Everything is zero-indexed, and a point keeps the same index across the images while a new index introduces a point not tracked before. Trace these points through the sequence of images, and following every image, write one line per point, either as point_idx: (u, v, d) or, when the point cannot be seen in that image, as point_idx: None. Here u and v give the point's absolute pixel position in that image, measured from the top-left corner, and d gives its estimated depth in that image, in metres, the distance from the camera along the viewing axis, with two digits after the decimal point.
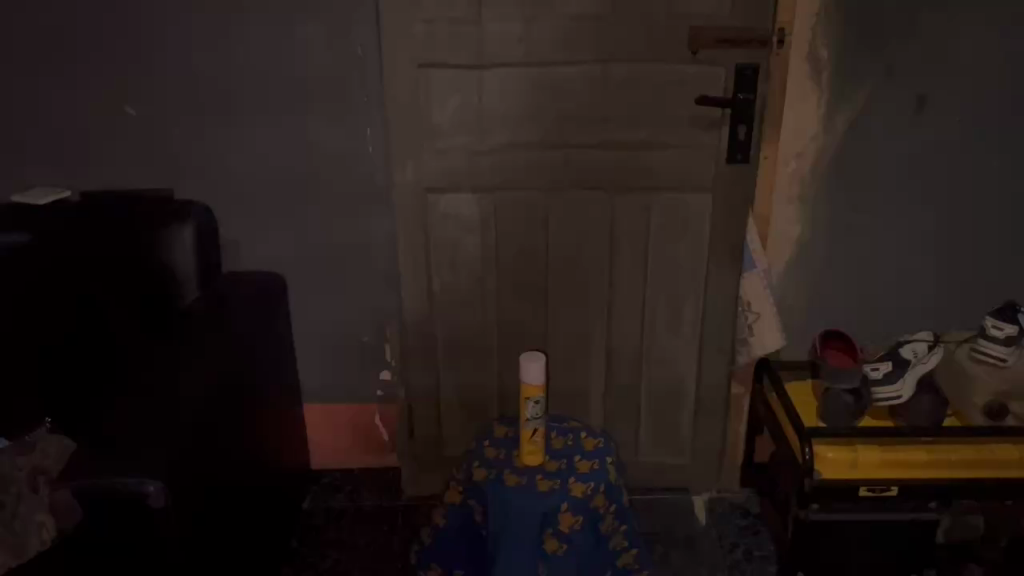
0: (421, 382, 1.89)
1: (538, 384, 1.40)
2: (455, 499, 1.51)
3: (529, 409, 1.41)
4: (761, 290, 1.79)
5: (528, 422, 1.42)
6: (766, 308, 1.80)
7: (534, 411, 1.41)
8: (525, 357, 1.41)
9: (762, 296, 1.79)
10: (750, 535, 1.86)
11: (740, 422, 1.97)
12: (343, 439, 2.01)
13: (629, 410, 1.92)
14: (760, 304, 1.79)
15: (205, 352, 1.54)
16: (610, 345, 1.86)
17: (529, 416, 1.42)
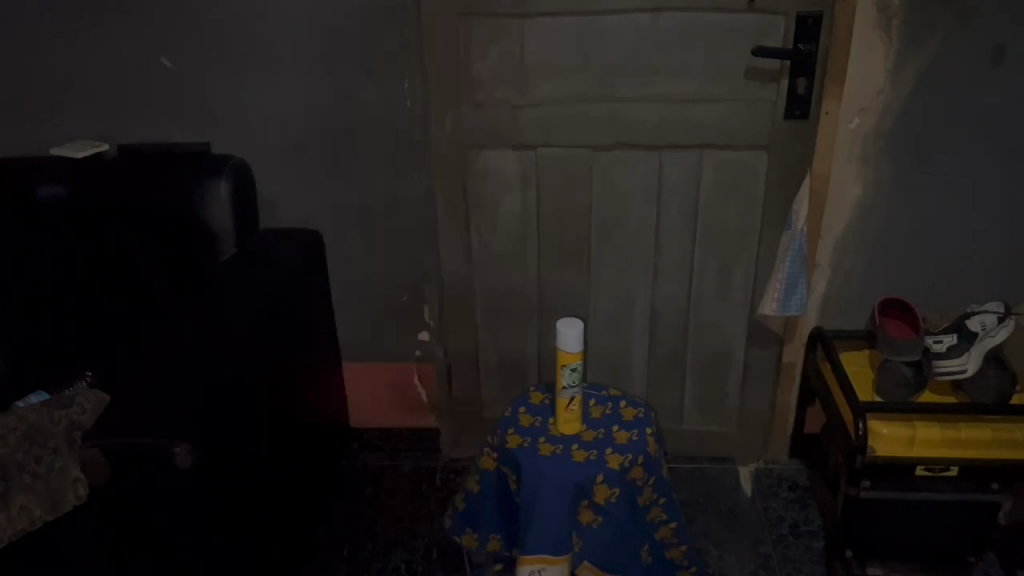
0: (459, 342, 1.86)
1: (575, 352, 1.35)
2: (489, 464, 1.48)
3: (566, 377, 1.37)
4: (783, 255, 1.67)
5: (565, 389, 1.38)
6: (777, 275, 1.69)
7: (570, 378, 1.37)
8: (561, 327, 1.34)
9: (782, 259, 1.68)
10: (798, 508, 1.79)
11: (790, 394, 1.85)
12: (382, 399, 1.98)
13: (673, 376, 1.86)
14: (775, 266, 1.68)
15: (240, 310, 1.52)
16: (654, 309, 1.79)
17: (566, 383, 1.37)
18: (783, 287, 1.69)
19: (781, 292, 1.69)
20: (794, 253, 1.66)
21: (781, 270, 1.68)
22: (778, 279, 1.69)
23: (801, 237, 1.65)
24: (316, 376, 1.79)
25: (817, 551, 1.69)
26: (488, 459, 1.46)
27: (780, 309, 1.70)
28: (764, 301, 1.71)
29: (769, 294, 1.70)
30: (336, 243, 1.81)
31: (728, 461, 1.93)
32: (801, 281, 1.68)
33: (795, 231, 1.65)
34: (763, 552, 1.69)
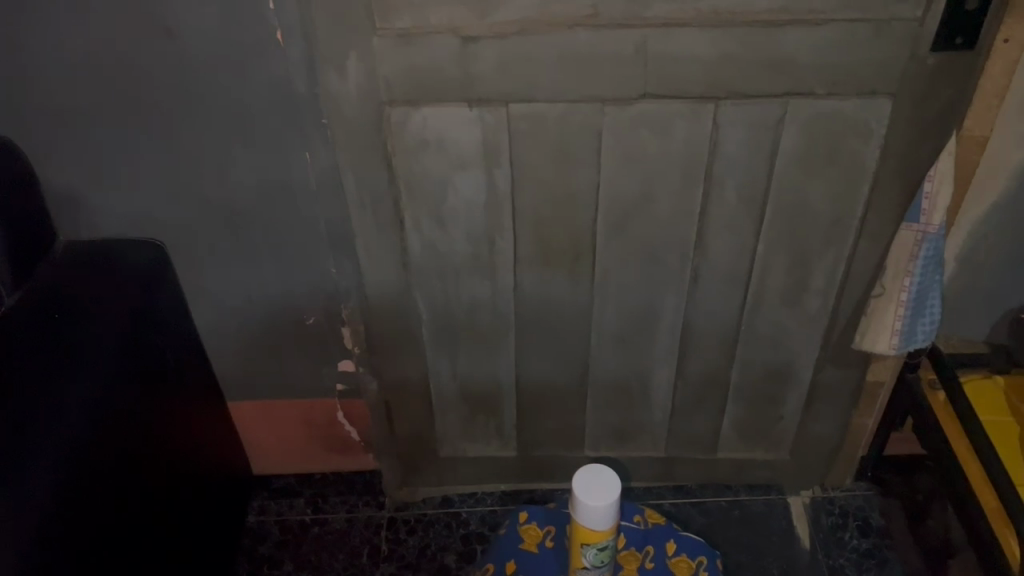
0: (399, 372, 1.26)
1: (603, 530, 0.79)
2: None
3: (590, 561, 0.83)
4: (907, 261, 1.07)
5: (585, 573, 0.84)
6: (897, 294, 1.10)
7: (594, 559, 0.82)
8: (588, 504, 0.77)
9: (904, 270, 1.08)
10: (874, 569, 1.32)
11: (870, 417, 1.31)
12: (296, 440, 1.40)
13: (709, 401, 1.30)
14: (898, 283, 1.09)
15: (32, 414, 0.87)
16: (687, 323, 1.20)
17: (587, 565, 0.83)
18: (910, 307, 1.10)
19: (908, 314, 1.11)
20: (927, 259, 1.06)
21: (906, 284, 1.09)
22: (900, 299, 1.10)
23: (938, 233, 1.04)
24: (196, 447, 1.21)
25: None
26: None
27: (903, 343, 1.12)
28: (881, 333, 1.12)
29: (887, 323, 1.12)
30: (189, 249, 1.14)
31: (772, 489, 1.44)
32: (933, 294, 1.10)
33: (930, 227, 1.04)
34: None
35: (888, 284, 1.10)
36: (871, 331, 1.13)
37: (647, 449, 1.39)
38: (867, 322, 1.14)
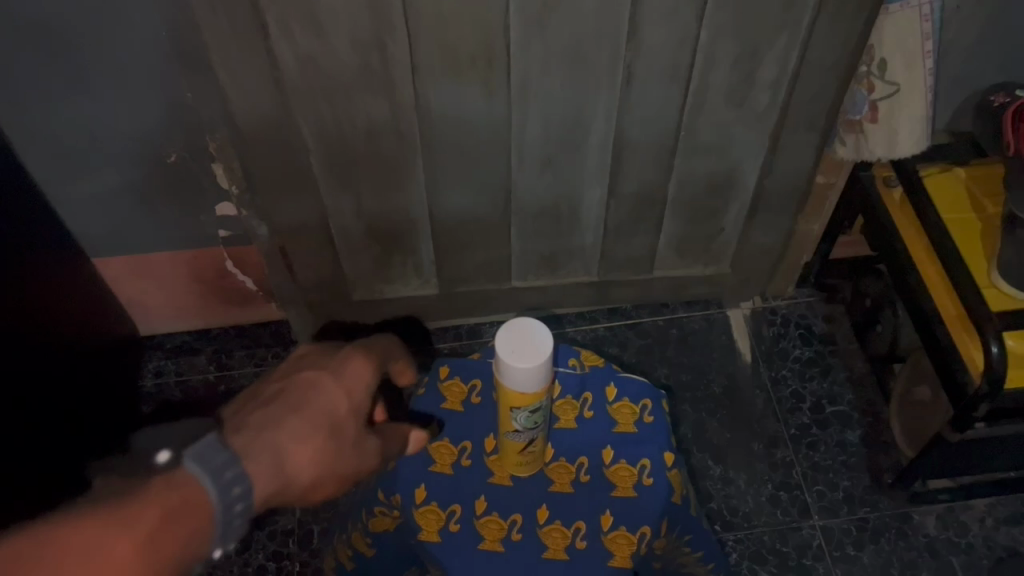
0: (291, 213, 1.07)
1: (531, 393, 0.70)
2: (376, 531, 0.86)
3: (522, 425, 0.76)
4: (924, 42, 0.93)
5: (517, 436, 0.78)
6: (924, 82, 0.96)
7: (527, 422, 0.75)
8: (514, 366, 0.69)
9: (923, 53, 0.94)
10: (819, 378, 1.27)
11: (816, 222, 1.21)
12: (183, 295, 1.22)
13: (647, 219, 1.17)
14: (919, 73, 0.95)
15: None
16: (620, 132, 1.03)
17: (518, 428, 0.76)
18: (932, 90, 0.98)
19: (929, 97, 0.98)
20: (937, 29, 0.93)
21: (929, 66, 0.95)
22: (927, 85, 0.96)
23: None
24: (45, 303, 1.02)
25: (854, 451, 1.20)
26: (385, 530, 0.85)
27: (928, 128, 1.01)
28: (917, 135, 1.00)
29: (918, 120, 0.99)
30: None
31: (712, 304, 1.36)
32: None
33: None
34: (779, 462, 1.20)
35: (904, 78, 0.96)
36: (903, 136, 1.00)
37: (580, 274, 1.27)
38: (896, 130, 1.00)
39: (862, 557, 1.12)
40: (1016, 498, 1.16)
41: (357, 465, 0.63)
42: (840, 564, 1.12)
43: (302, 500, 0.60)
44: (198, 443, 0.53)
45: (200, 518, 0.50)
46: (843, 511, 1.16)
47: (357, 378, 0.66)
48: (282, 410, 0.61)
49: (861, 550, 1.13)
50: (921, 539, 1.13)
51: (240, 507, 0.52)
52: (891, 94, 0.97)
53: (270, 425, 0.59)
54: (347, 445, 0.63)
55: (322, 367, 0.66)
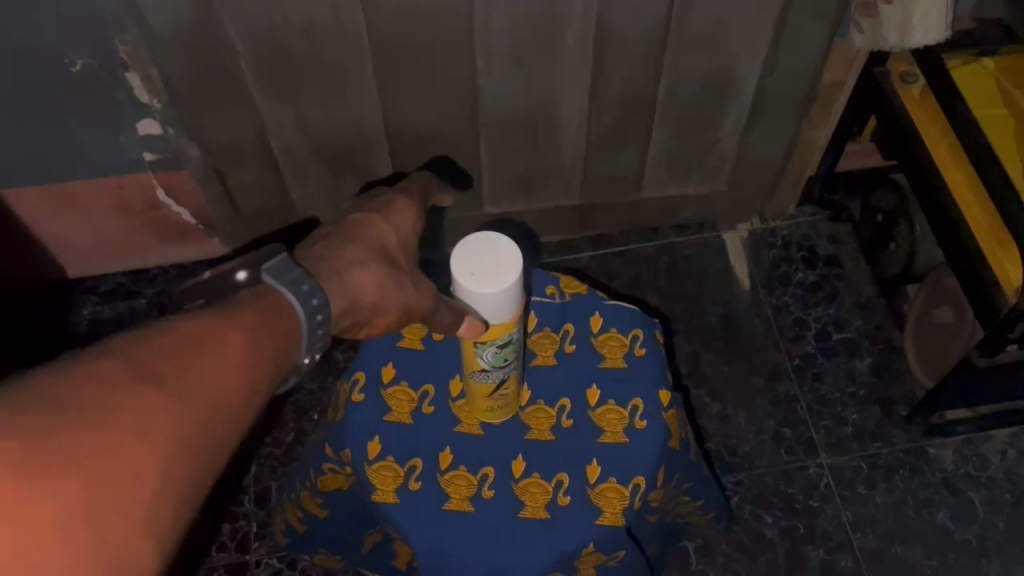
0: (224, 130, 0.93)
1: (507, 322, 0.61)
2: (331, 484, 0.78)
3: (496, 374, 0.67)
4: None
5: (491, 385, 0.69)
6: None
7: (495, 360, 0.65)
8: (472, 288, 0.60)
9: None
10: (824, 304, 1.16)
11: (822, 129, 1.08)
12: (113, 229, 1.09)
13: (633, 129, 1.03)
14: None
15: None
16: (603, 29, 0.88)
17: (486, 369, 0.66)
18: None
19: None
20: None
21: None
22: None
23: None
24: None
25: (863, 382, 1.10)
26: (344, 490, 0.78)
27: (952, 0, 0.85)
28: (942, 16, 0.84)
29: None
30: None
31: (705, 227, 1.23)
32: None
33: None
34: (782, 396, 1.09)
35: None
36: (928, 23, 0.85)
37: (559, 198, 1.14)
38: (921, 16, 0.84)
39: (874, 497, 1.02)
40: None
41: (415, 296, 0.58)
42: (850, 505, 1.02)
43: (368, 327, 0.57)
44: (270, 257, 0.50)
45: (282, 319, 0.48)
46: (853, 447, 1.05)
47: (402, 218, 0.65)
48: (334, 241, 0.58)
49: (873, 488, 1.03)
50: (938, 475, 1.03)
51: (320, 317, 0.50)
52: None
53: (331, 254, 0.56)
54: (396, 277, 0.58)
55: (367, 216, 0.63)
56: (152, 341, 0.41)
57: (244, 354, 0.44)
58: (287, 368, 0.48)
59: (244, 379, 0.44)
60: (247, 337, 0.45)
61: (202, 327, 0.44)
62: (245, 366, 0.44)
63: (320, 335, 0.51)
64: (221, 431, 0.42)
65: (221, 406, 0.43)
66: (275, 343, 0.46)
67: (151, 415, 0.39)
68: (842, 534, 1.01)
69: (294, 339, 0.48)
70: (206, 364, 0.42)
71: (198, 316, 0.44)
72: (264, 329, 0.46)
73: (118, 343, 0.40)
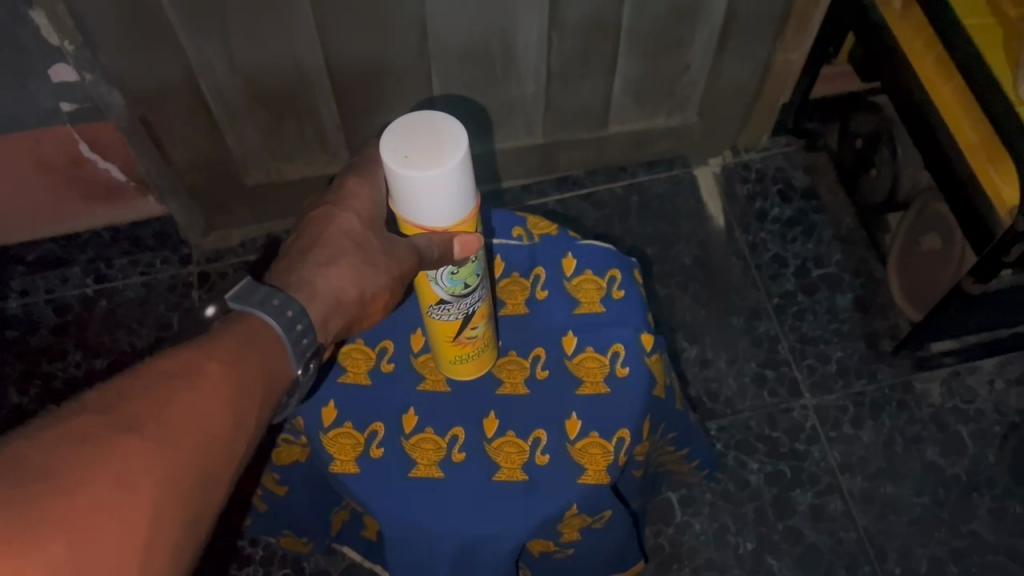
0: (148, 72, 0.84)
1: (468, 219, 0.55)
2: (290, 459, 0.73)
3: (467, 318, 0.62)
4: None
5: (462, 335, 0.63)
6: None
7: (452, 286, 0.58)
8: (400, 171, 0.50)
9: None
10: (802, 238, 1.10)
11: (796, 52, 1.02)
12: (36, 191, 1.00)
13: (597, 56, 0.96)
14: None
15: None
16: None
17: (444, 298, 0.59)
18: None
19: None
20: None
21: None
22: None
23: None
24: None
25: (846, 318, 1.05)
26: (302, 459, 0.73)
27: None
28: None
29: None
30: None
31: (676, 163, 1.17)
32: None
33: None
34: (763, 337, 1.04)
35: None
36: None
37: (521, 136, 1.07)
38: None
39: (862, 436, 0.99)
40: None
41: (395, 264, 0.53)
42: (837, 446, 0.98)
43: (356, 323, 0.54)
44: (235, 287, 0.49)
45: (267, 336, 0.46)
46: (838, 385, 1.01)
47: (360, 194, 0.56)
48: (295, 253, 0.54)
49: (860, 427, 0.99)
50: (926, 410, 1.00)
51: (301, 328, 0.48)
52: None
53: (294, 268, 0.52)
54: (376, 254, 0.54)
55: (325, 203, 0.56)
56: (125, 386, 0.39)
57: (225, 386, 0.42)
58: (278, 386, 0.47)
59: (229, 410, 0.42)
60: (224, 369, 0.43)
61: (174, 365, 0.41)
62: (227, 396, 0.42)
63: (305, 345, 0.48)
64: (213, 465, 0.41)
65: (212, 439, 0.41)
66: (256, 365, 0.44)
67: (138, 462, 0.37)
68: (830, 476, 0.97)
69: (275, 356, 0.46)
70: (186, 399, 0.40)
71: (171, 354, 0.42)
72: (241, 354, 0.44)
73: (93, 398, 0.38)
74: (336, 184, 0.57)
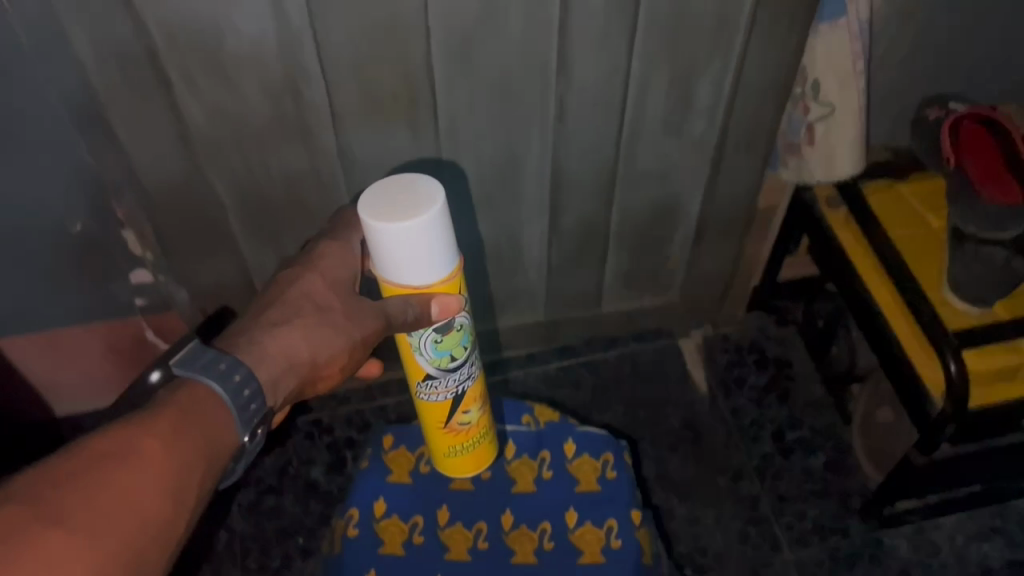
0: (213, 274, 1.00)
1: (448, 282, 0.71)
2: None
3: (458, 413, 0.81)
4: (851, 64, 0.90)
5: (451, 425, 0.82)
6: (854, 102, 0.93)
7: (435, 359, 0.75)
8: (377, 222, 0.65)
9: (850, 75, 0.91)
10: (777, 404, 1.24)
11: (762, 245, 1.19)
12: (101, 367, 1.14)
13: (590, 252, 1.13)
14: (852, 94, 0.92)
15: None
16: (557, 167, 0.99)
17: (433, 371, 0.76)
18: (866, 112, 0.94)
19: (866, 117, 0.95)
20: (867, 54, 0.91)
21: (858, 86, 0.92)
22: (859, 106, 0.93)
23: (869, 21, 0.89)
24: None
25: (820, 478, 1.17)
26: None
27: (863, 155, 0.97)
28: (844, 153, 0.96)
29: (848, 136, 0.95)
30: None
31: (663, 335, 1.32)
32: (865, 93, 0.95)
33: (857, 17, 0.88)
34: (746, 495, 1.16)
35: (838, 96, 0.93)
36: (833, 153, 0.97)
37: (525, 316, 1.22)
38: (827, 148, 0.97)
39: None
40: (986, 512, 1.13)
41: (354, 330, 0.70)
42: None
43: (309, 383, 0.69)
44: (184, 352, 0.63)
45: (212, 408, 0.60)
46: (815, 541, 1.12)
47: (331, 264, 0.73)
48: (259, 316, 0.69)
49: None
50: (896, 564, 1.10)
51: (249, 392, 0.61)
52: (821, 114, 0.95)
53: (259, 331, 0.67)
54: (338, 322, 0.70)
55: (297, 268, 0.72)
56: (75, 462, 0.51)
57: (165, 457, 0.54)
58: (222, 451, 0.59)
59: (163, 481, 0.53)
60: (164, 441, 0.54)
61: (115, 443, 0.53)
62: (161, 471, 0.53)
63: (254, 409, 0.62)
64: (152, 531, 0.51)
65: (148, 513, 0.51)
66: (194, 438, 0.57)
67: (87, 518, 0.48)
68: None
69: (216, 422, 0.59)
70: (130, 467, 0.52)
71: (115, 432, 0.53)
72: (178, 434, 0.56)
73: (38, 479, 0.49)
74: (314, 249, 0.74)
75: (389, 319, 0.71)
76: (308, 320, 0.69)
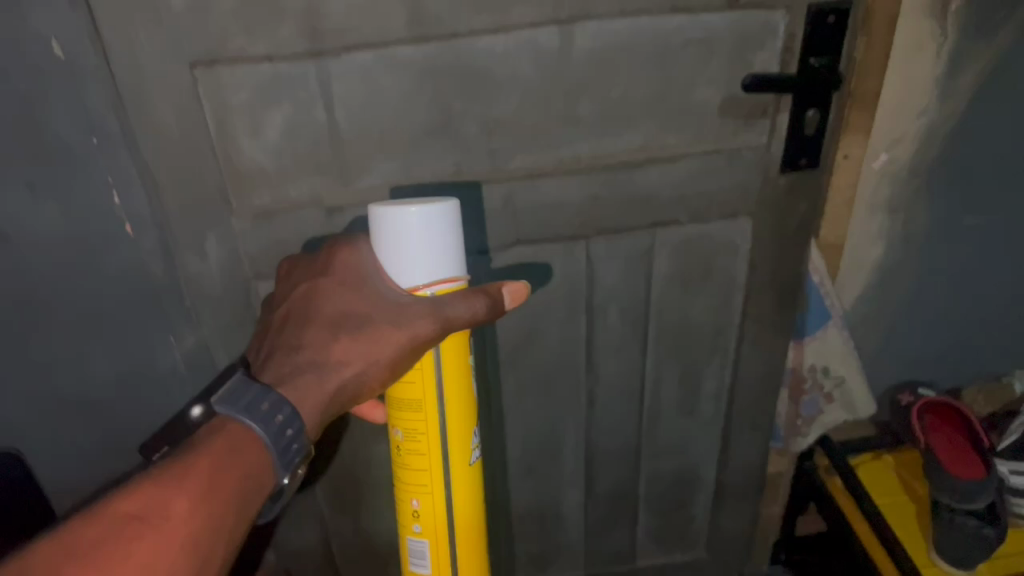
0: (299, 540, 1.17)
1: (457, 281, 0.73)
2: None
3: (477, 438, 0.81)
4: (843, 346, 1.14)
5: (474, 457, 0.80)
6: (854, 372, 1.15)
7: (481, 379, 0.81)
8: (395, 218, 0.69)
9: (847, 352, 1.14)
10: None
11: (775, 503, 1.36)
12: None
13: (622, 512, 1.29)
14: (852, 368, 1.15)
15: None
16: (590, 443, 1.18)
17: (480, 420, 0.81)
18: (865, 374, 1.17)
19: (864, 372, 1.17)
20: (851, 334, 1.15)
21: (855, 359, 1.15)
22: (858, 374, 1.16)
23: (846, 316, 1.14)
24: None
25: None
26: None
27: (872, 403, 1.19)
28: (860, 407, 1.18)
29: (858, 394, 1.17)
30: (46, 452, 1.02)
31: None
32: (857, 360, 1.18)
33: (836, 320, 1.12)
34: None
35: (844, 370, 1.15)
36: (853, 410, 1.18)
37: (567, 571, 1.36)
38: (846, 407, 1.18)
39: None
40: None
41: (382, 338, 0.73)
42: None
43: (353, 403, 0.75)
44: (226, 396, 0.69)
45: (253, 456, 0.68)
46: None
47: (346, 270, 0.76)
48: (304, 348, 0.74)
49: None
50: None
51: (290, 433, 0.69)
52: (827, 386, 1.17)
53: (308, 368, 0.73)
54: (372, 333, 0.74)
55: (324, 280, 0.76)
56: (102, 531, 0.59)
57: (185, 521, 0.61)
58: (258, 489, 0.68)
59: (190, 539, 0.61)
60: (190, 504, 0.62)
61: (148, 506, 0.61)
62: (186, 529, 0.61)
63: (293, 444, 0.69)
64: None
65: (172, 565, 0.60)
66: (218, 496, 0.64)
67: None
68: None
69: (252, 468, 0.67)
70: (150, 536, 0.60)
71: (148, 492, 0.62)
72: (208, 490, 0.63)
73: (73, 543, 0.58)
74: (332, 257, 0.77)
75: (444, 321, 0.71)
76: (351, 342, 0.73)
